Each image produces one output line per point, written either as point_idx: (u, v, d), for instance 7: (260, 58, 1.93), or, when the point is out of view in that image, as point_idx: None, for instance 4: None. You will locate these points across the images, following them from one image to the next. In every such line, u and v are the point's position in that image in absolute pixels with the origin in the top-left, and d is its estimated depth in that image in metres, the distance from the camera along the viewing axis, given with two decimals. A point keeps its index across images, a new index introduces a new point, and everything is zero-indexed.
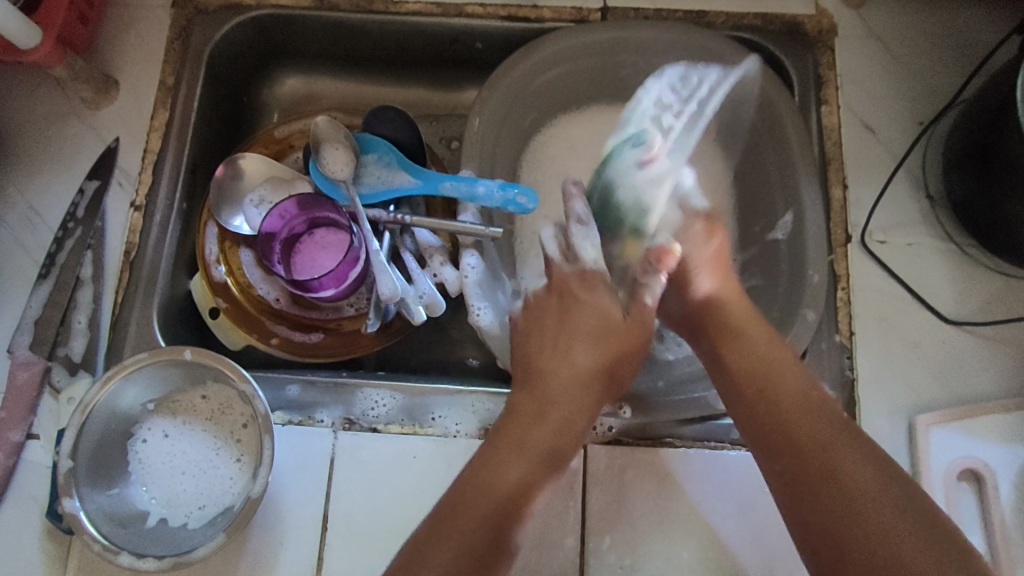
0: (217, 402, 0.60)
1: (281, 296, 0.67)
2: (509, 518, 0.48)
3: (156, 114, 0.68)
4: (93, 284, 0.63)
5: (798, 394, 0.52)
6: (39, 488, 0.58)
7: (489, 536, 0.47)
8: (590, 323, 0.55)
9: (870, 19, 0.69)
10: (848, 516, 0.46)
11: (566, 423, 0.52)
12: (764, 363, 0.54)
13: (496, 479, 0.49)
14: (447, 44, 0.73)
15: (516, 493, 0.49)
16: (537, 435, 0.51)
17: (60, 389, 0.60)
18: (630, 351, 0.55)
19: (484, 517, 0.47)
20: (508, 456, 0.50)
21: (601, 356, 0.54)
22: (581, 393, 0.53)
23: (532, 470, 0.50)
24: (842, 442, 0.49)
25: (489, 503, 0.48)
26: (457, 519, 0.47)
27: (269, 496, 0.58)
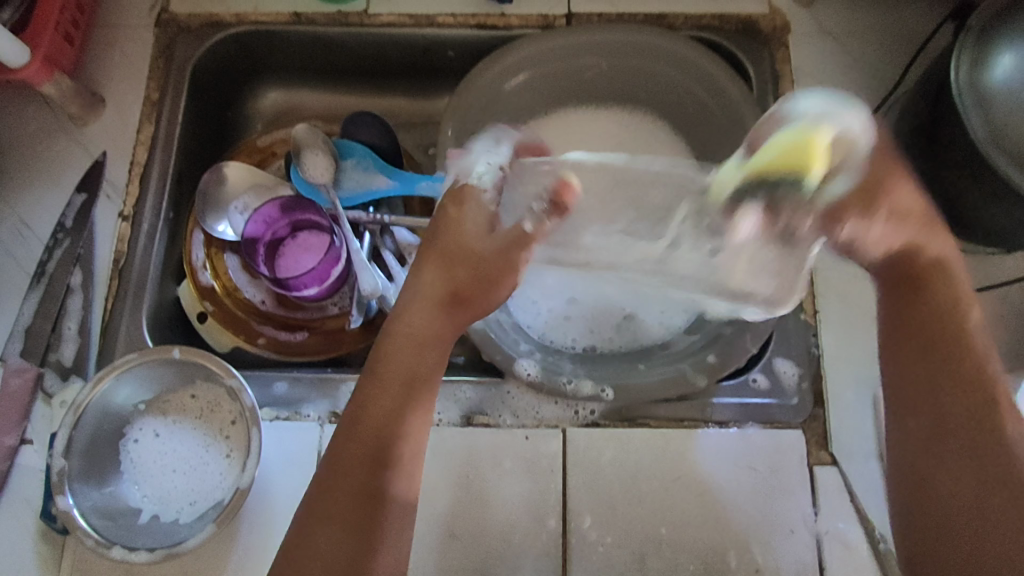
0: (206, 401, 0.61)
1: (267, 297, 0.70)
2: (388, 455, 0.48)
3: (142, 128, 0.71)
4: (83, 291, 0.65)
5: (965, 370, 0.48)
6: (33, 491, 0.59)
7: (364, 479, 0.47)
8: (456, 248, 0.53)
9: (822, 17, 0.72)
10: (949, 497, 0.46)
11: (422, 348, 0.51)
12: (961, 367, 0.48)
13: (364, 428, 0.48)
14: (420, 53, 0.76)
15: (385, 432, 0.48)
16: (391, 367, 0.50)
17: (52, 393, 0.62)
18: (484, 285, 0.52)
19: (360, 461, 0.47)
20: (375, 398, 0.49)
21: (458, 289, 0.52)
22: (437, 323, 0.52)
23: (391, 402, 0.49)
24: (981, 429, 0.47)
25: (359, 442, 0.48)
26: (336, 475, 0.47)
27: (259, 489, 0.59)
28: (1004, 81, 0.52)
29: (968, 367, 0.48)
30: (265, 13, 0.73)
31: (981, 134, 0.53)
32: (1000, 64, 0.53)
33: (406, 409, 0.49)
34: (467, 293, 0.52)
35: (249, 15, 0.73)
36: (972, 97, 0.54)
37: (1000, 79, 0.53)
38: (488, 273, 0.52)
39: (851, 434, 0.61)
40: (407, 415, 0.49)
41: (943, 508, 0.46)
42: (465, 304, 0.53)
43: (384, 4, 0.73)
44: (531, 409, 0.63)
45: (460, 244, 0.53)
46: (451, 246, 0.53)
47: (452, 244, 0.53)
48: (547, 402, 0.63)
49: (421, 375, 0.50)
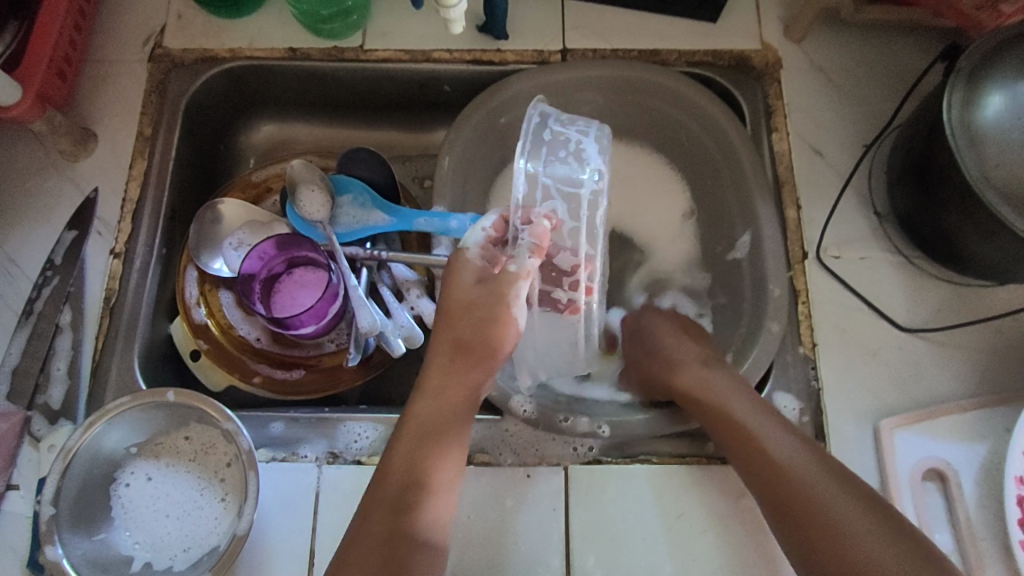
0: (200, 443, 0.60)
1: (262, 334, 0.69)
2: (413, 503, 0.50)
3: (134, 163, 0.69)
4: (73, 331, 0.64)
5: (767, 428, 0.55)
6: (19, 539, 0.57)
7: (389, 521, 0.49)
8: (460, 299, 0.55)
9: (812, 53, 0.74)
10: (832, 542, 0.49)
11: (442, 403, 0.55)
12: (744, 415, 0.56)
13: (391, 479, 0.51)
14: (416, 88, 0.76)
15: (411, 480, 0.51)
16: (414, 422, 0.54)
17: (40, 437, 0.60)
18: (483, 328, 0.54)
19: (387, 510, 0.50)
20: (393, 454, 0.53)
21: (464, 340, 0.55)
22: (454, 376, 0.55)
23: (414, 452, 0.52)
24: (812, 468, 0.52)
25: (387, 493, 0.51)
26: (362, 528, 0.49)
27: (254, 533, 0.58)
28: (995, 121, 0.54)
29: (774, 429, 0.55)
30: (260, 48, 0.73)
31: (975, 174, 0.54)
32: (990, 104, 0.55)
33: (432, 458, 0.52)
34: (473, 341, 0.55)
35: (243, 50, 0.73)
36: (964, 137, 0.55)
37: (990, 118, 0.54)
38: (485, 314, 0.54)
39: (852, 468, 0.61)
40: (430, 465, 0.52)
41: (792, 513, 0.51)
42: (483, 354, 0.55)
43: (381, 39, 0.74)
44: (532, 446, 0.62)
45: (454, 301, 0.55)
46: (445, 305, 0.56)
47: (448, 297, 0.56)
48: (547, 439, 0.62)
49: (443, 424, 0.54)
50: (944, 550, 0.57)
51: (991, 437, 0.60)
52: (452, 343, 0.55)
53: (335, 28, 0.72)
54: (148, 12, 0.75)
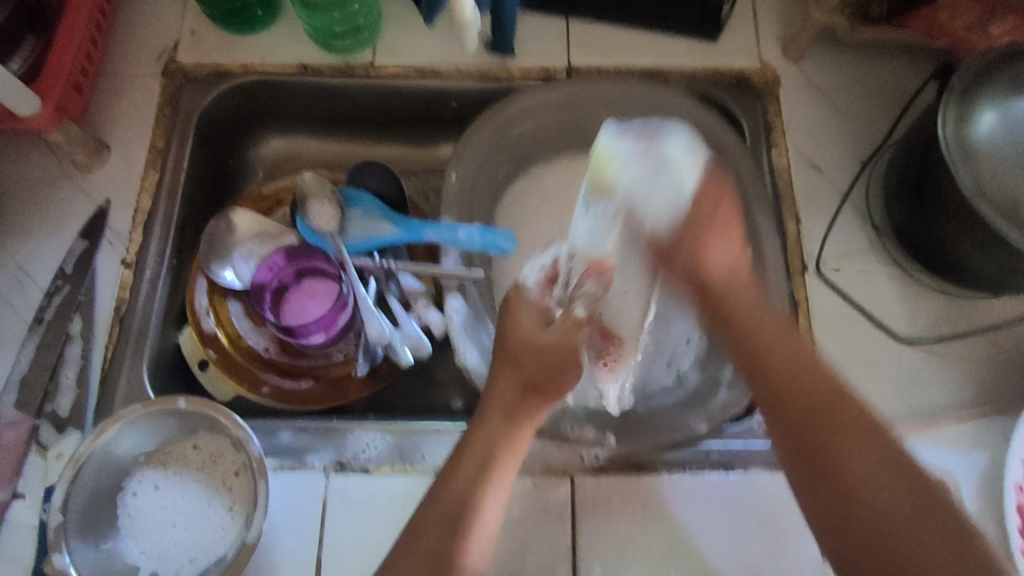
0: (208, 452, 0.60)
1: (270, 344, 0.69)
2: (464, 528, 0.50)
3: (146, 175, 0.70)
4: (82, 340, 0.64)
5: (811, 376, 0.53)
6: (24, 548, 0.57)
7: (446, 537, 0.49)
8: (527, 340, 0.55)
9: (810, 72, 0.76)
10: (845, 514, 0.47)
11: (506, 429, 0.54)
12: (795, 376, 0.53)
13: (444, 501, 0.51)
14: (423, 104, 0.78)
15: (462, 503, 0.51)
16: (473, 444, 0.53)
17: (48, 446, 0.60)
18: (554, 377, 0.55)
19: (442, 526, 0.50)
20: (448, 481, 0.52)
21: (530, 366, 0.55)
22: (519, 420, 0.54)
23: (474, 475, 0.52)
24: (893, 478, 0.47)
25: (439, 508, 0.51)
26: (412, 549, 0.49)
27: (261, 542, 0.58)
28: (988, 138, 0.56)
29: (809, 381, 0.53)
30: (272, 63, 0.75)
31: (971, 188, 0.56)
32: (982, 121, 0.57)
33: (485, 481, 0.52)
34: (541, 387, 0.55)
35: (255, 66, 0.74)
36: (959, 152, 0.56)
37: (983, 134, 0.56)
38: (548, 366, 0.55)
39: None
40: (481, 487, 0.51)
41: (838, 483, 0.48)
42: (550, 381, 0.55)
43: (390, 56, 0.75)
44: (539, 456, 0.62)
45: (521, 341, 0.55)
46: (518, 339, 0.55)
47: (511, 341, 0.56)
48: (553, 448, 0.62)
49: (503, 450, 0.53)
50: None
51: (990, 446, 0.61)
52: (519, 375, 0.55)
53: (346, 44, 0.74)
54: (163, 28, 0.76)
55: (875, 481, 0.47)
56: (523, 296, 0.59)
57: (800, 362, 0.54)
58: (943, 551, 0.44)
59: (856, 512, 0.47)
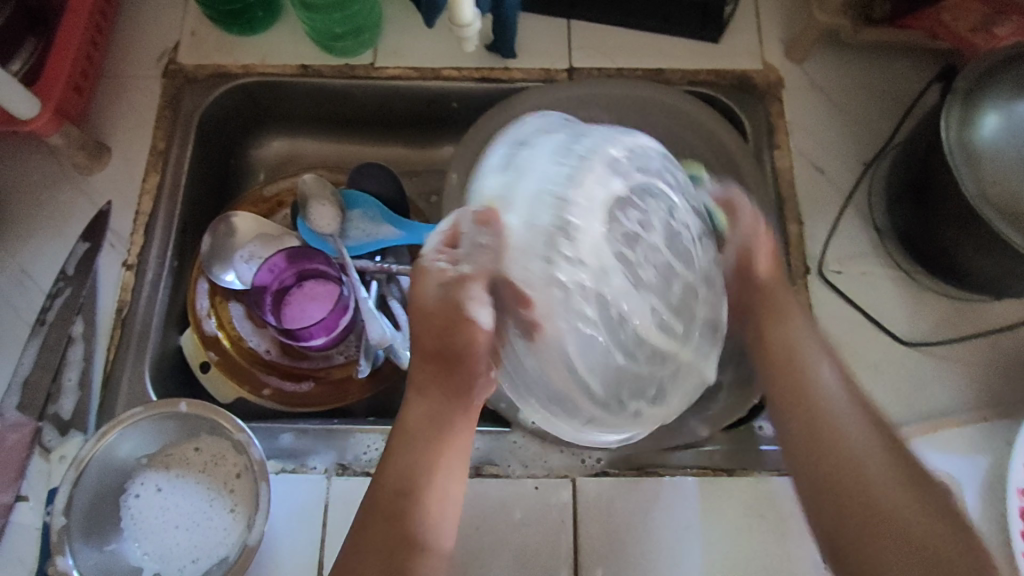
0: (210, 454, 0.60)
1: (271, 347, 0.69)
2: (407, 512, 0.52)
3: (147, 177, 0.70)
4: (84, 342, 0.64)
5: (818, 386, 0.55)
6: (27, 550, 0.57)
7: (389, 522, 0.51)
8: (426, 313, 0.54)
9: (813, 73, 0.75)
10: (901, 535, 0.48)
11: (438, 404, 0.54)
12: (811, 388, 0.55)
13: (387, 483, 0.53)
14: (424, 105, 0.77)
15: (404, 493, 0.52)
16: (412, 417, 0.55)
17: (51, 448, 0.60)
18: (452, 336, 0.52)
19: (388, 511, 0.52)
20: (390, 458, 0.54)
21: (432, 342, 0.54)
22: (437, 385, 0.55)
23: (414, 455, 0.53)
24: (895, 480, 0.50)
25: (384, 490, 0.53)
26: (358, 544, 0.51)
27: (263, 544, 0.58)
28: (992, 140, 0.56)
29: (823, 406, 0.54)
30: (272, 64, 0.75)
31: (973, 192, 0.55)
32: (986, 124, 0.57)
33: (429, 462, 0.53)
34: (436, 352, 0.53)
35: (256, 67, 0.74)
36: (962, 155, 0.56)
37: (987, 137, 0.56)
38: (451, 324, 0.52)
39: None
40: (422, 467, 0.53)
41: (830, 482, 0.52)
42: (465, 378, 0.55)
43: (391, 58, 0.75)
44: (540, 458, 0.62)
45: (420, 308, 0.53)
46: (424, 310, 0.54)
47: (414, 310, 0.54)
48: (554, 451, 0.63)
49: (438, 422, 0.54)
50: None
51: (992, 449, 0.61)
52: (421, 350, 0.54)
53: (347, 45, 0.74)
54: (163, 29, 0.76)
55: (876, 484, 0.50)
56: (427, 267, 0.53)
57: (810, 369, 0.56)
58: (943, 536, 0.47)
59: (868, 513, 0.49)
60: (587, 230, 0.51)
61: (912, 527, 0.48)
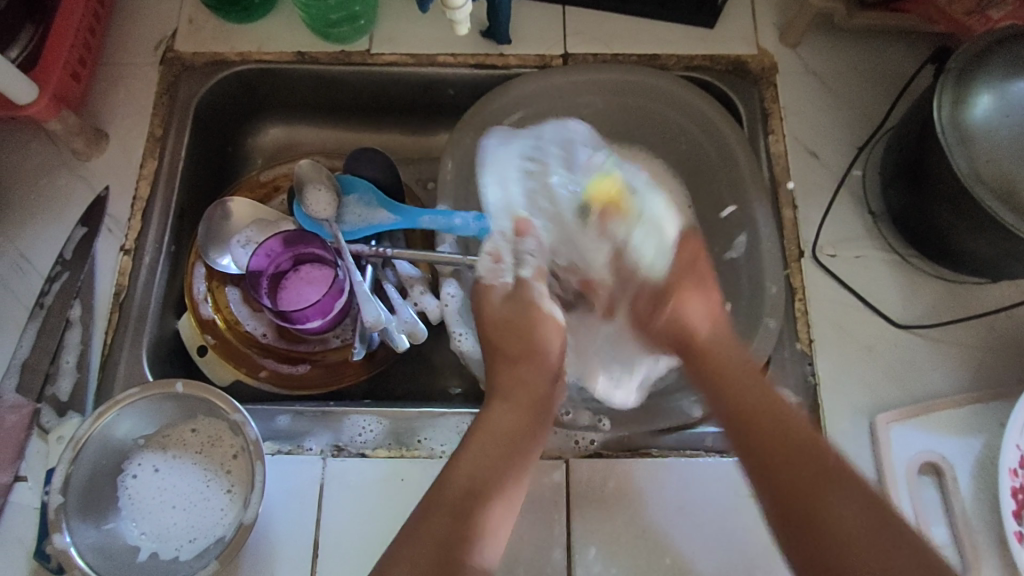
0: (207, 435, 0.61)
1: (268, 330, 0.70)
2: (473, 517, 0.48)
3: (145, 163, 0.71)
4: (82, 325, 0.64)
5: (770, 406, 0.50)
6: (26, 530, 0.58)
7: (451, 517, 0.48)
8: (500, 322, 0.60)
9: (808, 57, 0.75)
10: (789, 478, 0.46)
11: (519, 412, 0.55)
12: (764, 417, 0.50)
13: (455, 484, 0.50)
14: (421, 92, 0.78)
15: (474, 485, 0.50)
16: (495, 416, 0.55)
17: (49, 429, 0.61)
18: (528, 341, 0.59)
19: (450, 509, 0.48)
20: (457, 459, 0.52)
21: (514, 355, 0.59)
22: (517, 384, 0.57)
23: (484, 458, 0.51)
24: (857, 505, 0.44)
25: (454, 484, 0.50)
26: (419, 531, 0.47)
27: (259, 524, 0.59)
28: (984, 119, 0.56)
29: (754, 395, 0.51)
30: (269, 51, 0.75)
31: (965, 170, 0.56)
32: (979, 104, 0.56)
33: (500, 469, 0.51)
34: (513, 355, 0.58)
35: (253, 54, 0.75)
36: (954, 135, 0.56)
37: (980, 116, 0.56)
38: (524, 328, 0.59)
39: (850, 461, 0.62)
40: (493, 468, 0.51)
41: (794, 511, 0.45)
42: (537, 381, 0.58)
43: (387, 44, 0.75)
44: None
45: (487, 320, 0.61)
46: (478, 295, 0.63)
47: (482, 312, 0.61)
48: (548, 432, 0.63)
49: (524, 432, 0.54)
50: (940, 543, 0.58)
51: (986, 430, 0.61)
52: (499, 356, 0.59)
53: (343, 32, 0.75)
54: (161, 16, 0.77)
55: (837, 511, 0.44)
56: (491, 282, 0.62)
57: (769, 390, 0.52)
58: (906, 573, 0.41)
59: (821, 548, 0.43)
60: (562, 190, 0.66)
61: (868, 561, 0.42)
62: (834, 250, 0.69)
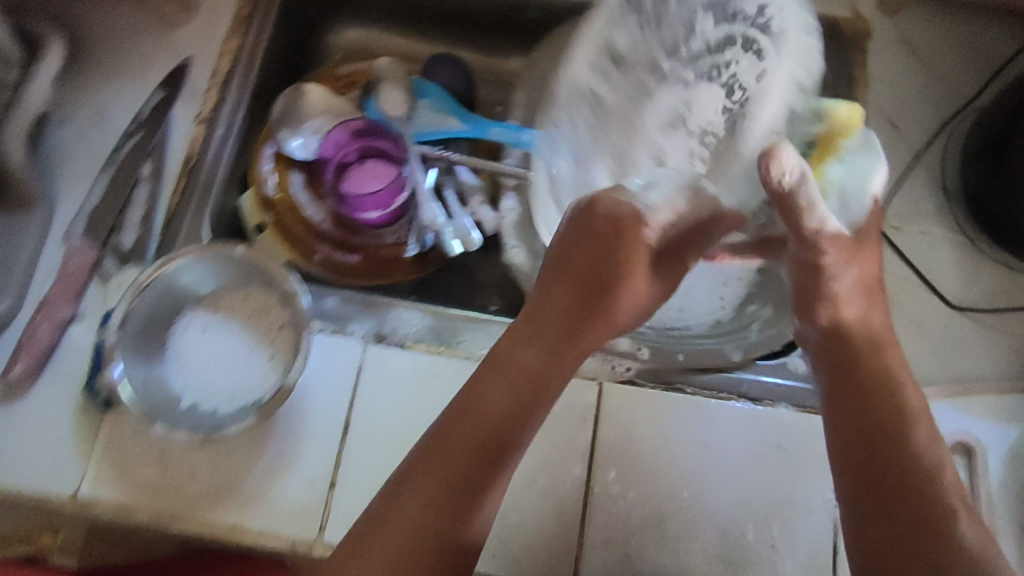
0: (256, 304, 0.62)
1: (327, 218, 0.70)
2: (496, 448, 0.51)
3: (228, 39, 0.72)
4: (150, 184, 0.66)
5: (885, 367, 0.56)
6: (78, 365, 0.61)
7: (475, 464, 0.51)
8: (570, 254, 0.55)
9: (903, 27, 0.73)
10: (886, 411, 0.54)
11: (554, 359, 0.54)
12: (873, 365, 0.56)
13: (477, 419, 0.52)
14: (504, 10, 0.77)
15: (503, 424, 0.52)
16: (521, 361, 0.54)
17: (109, 275, 0.63)
18: (615, 303, 0.55)
19: (476, 446, 0.51)
20: (483, 398, 0.53)
21: (585, 314, 0.55)
22: (568, 323, 0.55)
23: (514, 401, 0.53)
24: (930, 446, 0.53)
25: (475, 428, 0.52)
26: (445, 442, 0.51)
27: (296, 394, 0.61)
28: None
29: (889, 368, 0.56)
30: None
31: None
32: None
33: (529, 408, 0.53)
34: (590, 308, 0.55)
35: None
36: None
37: None
38: (614, 290, 0.55)
39: None
40: (520, 415, 0.53)
41: (887, 431, 0.53)
42: (592, 332, 0.55)
43: None
44: None
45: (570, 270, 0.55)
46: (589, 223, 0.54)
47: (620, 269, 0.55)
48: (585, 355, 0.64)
49: (547, 381, 0.54)
50: None
51: None
52: (564, 289, 0.55)
53: None
54: None
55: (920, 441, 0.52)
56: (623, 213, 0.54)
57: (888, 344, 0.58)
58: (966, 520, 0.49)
59: (903, 471, 0.51)
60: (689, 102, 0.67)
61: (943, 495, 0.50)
62: (900, 223, 0.68)
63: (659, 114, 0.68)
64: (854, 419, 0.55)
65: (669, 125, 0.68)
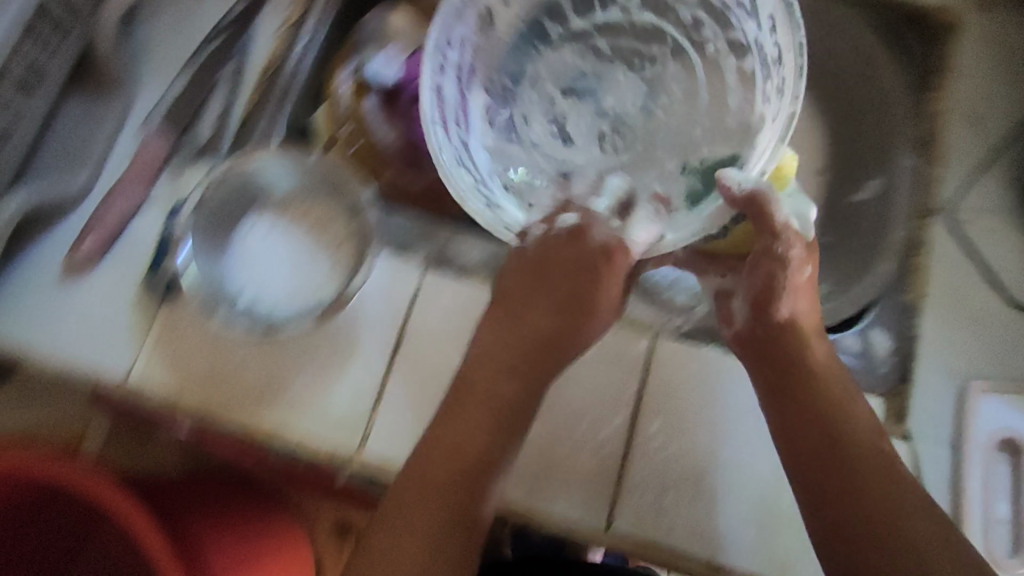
0: (322, 214, 0.62)
1: (396, 140, 0.68)
2: (484, 453, 0.52)
3: None
4: (230, 86, 0.67)
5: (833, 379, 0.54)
6: (142, 252, 0.62)
7: (459, 470, 0.52)
8: (523, 269, 0.58)
9: (1001, 20, 0.71)
10: (830, 420, 0.52)
11: (518, 363, 0.56)
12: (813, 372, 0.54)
13: (449, 431, 0.53)
14: None
15: (484, 441, 0.53)
16: (490, 372, 0.55)
17: (181, 170, 0.65)
18: (584, 312, 0.57)
19: (461, 457, 0.52)
20: (452, 406, 0.54)
21: (559, 322, 0.57)
22: (535, 329, 0.57)
23: (490, 417, 0.54)
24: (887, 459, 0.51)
25: (460, 443, 0.52)
26: (428, 447, 0.53)
27: (352, 307, 0.61)
28: None
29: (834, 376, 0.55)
30: None
31: None
32: None
33: (501, 417, 0.54)
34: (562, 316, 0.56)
35: None
36: None
37: None
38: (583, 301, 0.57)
39: (930, 416, 0.61)
40: (495, 421, 0.54)
41: (838, 449, 0.52)
42: (558, 333, 0.57)
43: None
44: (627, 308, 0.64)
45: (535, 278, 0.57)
46: (540, 256, 0.58)
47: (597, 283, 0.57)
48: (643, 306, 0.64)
49: (524, 391, 0.55)
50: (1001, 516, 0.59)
51: None
52: (517, 305, 0.57)
53: None
54: None
55: (876, 456, 0.51)
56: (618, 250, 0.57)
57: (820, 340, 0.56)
58: (940, 537, 0.48)
59: (870, 495, 0.49)
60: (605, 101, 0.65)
61: (917, 519, 0.48)
62: (971, 217, 0.67)
63: (555, 70, 0.66)
64: (800, 439, 0.53)
65: (585, 118, 0.65)
